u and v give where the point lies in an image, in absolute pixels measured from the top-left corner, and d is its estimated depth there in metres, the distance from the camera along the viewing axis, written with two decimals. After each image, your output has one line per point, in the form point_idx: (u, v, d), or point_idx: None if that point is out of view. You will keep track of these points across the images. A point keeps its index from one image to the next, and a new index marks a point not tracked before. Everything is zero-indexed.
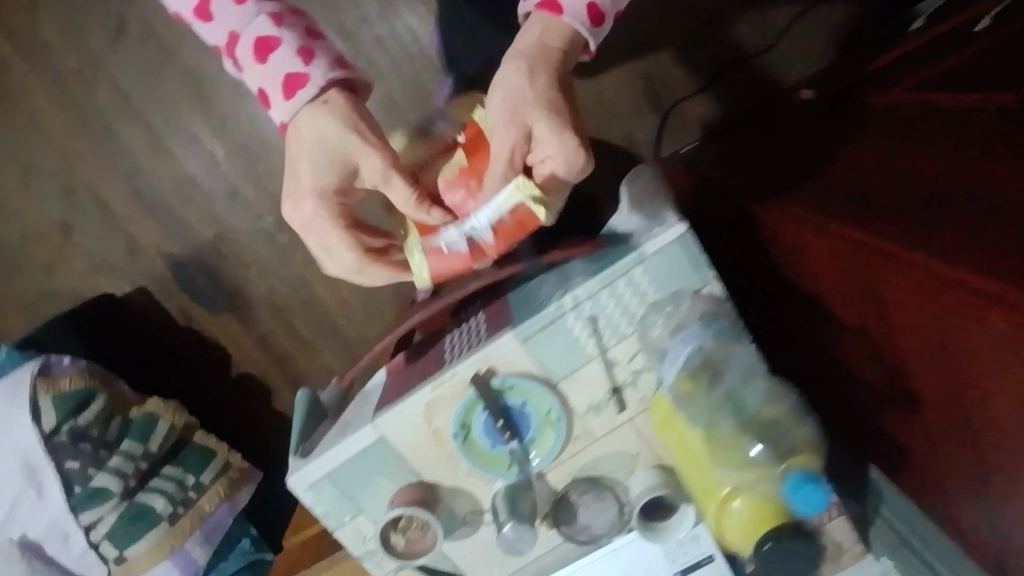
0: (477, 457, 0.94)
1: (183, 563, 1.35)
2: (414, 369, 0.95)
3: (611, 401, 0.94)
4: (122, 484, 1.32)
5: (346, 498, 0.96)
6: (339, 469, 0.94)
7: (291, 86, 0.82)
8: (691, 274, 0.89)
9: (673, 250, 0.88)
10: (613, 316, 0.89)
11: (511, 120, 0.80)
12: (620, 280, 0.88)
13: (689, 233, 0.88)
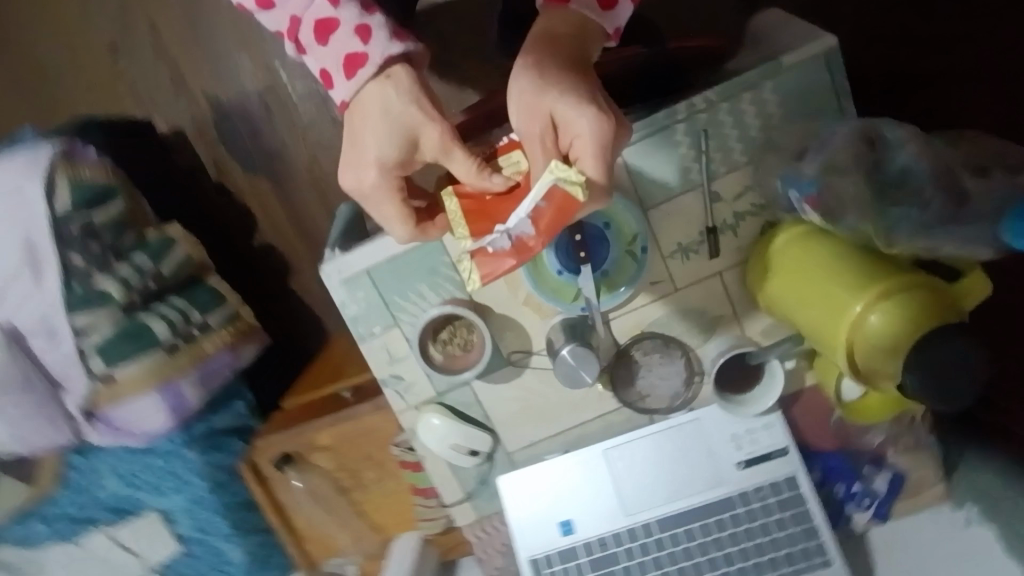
0: (540, 269, 0.80)
1: (170, 399, 1.22)
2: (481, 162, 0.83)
3: (704, 242, 0.81)
4: (126, 297, 1.20)
5: (383, 304, 0.83)
6: (382, 265, 0.81)
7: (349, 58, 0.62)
8: (827, 102, 0.76)
9: (811, 69, 0.75)
10: (728, 137, 0.77)
11: (536, 103, 0.61)
12: (745, 94, 0.76)
13: (835, 53, 0.75)
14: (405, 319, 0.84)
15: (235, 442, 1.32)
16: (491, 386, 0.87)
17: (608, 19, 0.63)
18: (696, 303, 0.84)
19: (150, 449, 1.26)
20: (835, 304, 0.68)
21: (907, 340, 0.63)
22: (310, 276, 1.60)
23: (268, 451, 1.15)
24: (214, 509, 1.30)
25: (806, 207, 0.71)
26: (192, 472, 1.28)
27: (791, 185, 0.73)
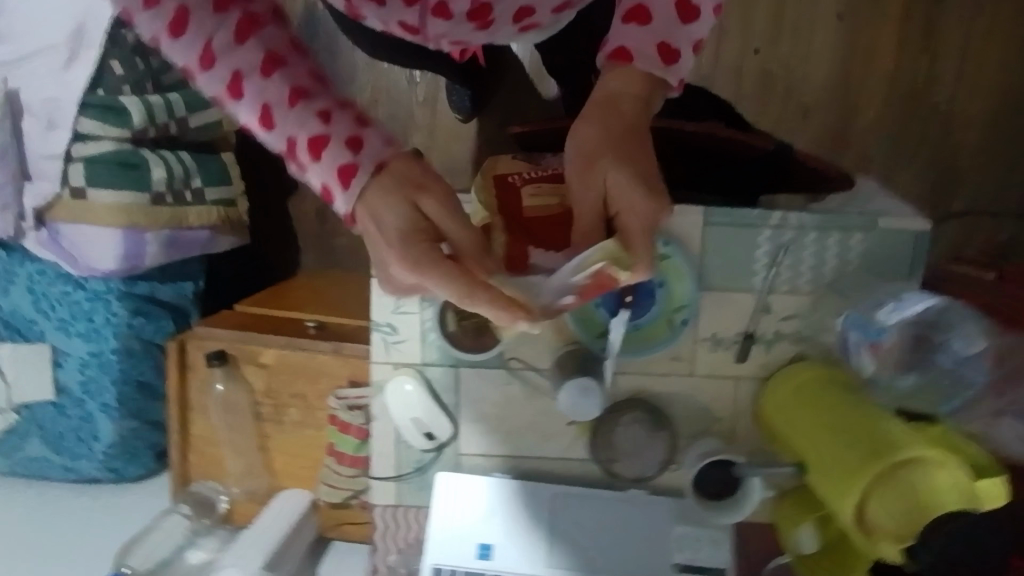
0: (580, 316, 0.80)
1: (128, 245, 1.12)
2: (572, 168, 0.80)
3: (736, 344, 0.81)
4: (142, 126, 1.12)
5: None
6: None
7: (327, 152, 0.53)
8: (902, 276, 0.78)
9: (902, 240, 0.77)
10: (803, 263, 0.79)
11: (588, 176, 0.60)
12: (835, 234, 0.78)
13: (927, 236, 0.78)
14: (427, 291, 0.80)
15: (166, 320, 1.23)
16: (475, 388, 0.84)
17: (670, 76, 0.59)
18: (700, 397, 0.83)
19: (80, 283, 1.15)
20: (871, 455, 0.61)
21: (953, 501, 0.57)
22: (314, 203, 1.53)
23: (207, 343, 1.08)
24: (110, 375, 1.19)
25: (866, 351, 0.68)
26: (109, 328, 1.17)
27: (857, 327, 0.69)
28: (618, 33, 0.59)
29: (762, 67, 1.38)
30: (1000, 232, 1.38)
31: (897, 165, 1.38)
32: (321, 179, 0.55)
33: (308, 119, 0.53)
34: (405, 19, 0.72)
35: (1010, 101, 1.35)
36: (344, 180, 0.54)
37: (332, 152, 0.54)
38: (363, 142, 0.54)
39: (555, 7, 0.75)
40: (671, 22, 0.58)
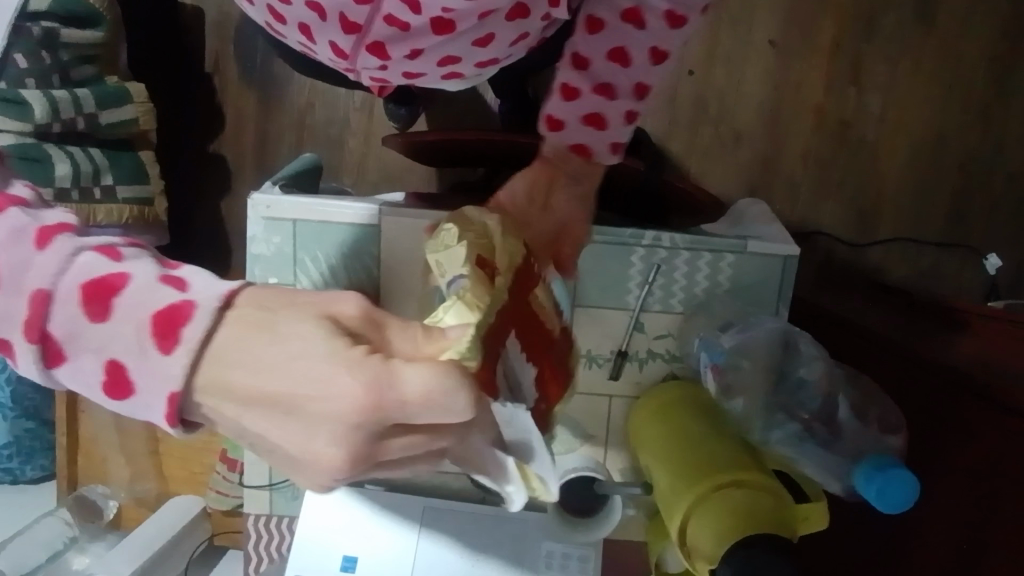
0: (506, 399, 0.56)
1: None
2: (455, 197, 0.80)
3: (609, 361, 0.82)
4: (46, 121, 1.08)
5: (291, 259, 0.79)
6: (312, 222, 0.78)
7: (105, 292, 0.33)
8: (768, 300, 0.79)
9: (771, 265, 0.79)
10: (675, 283, 0.79)
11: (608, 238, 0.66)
12: (706, 256, 0.78)
13: (795, 262, 0.79)
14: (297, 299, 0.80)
15: None
16: None
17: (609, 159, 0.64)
18: (573, 414, 0.83)
19: None
20: (690, 481, 0.65)
21: (745, 526, 0.58)
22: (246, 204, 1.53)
23: None
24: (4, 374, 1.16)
25: (709, 373, 0.73)
26: None
27: (705, 348, 0.74)
28: (572, 131, 0.61)
29: (697, 89, 1.39)
30: (916, 262, 1.43)
31: (816, 194, 1.41)
32: (108, 358, 0.33)
33: (46, 252, 0.33)
34: (336, 40, 0.71)
35: (932, 136, 1.39)
36: (160, 338, 0.33)
37: (121, 295, 0.33)
38: (191, 280, 0.34)
39: (479, 62, 0.77)
40: (618, 127, 0.62)
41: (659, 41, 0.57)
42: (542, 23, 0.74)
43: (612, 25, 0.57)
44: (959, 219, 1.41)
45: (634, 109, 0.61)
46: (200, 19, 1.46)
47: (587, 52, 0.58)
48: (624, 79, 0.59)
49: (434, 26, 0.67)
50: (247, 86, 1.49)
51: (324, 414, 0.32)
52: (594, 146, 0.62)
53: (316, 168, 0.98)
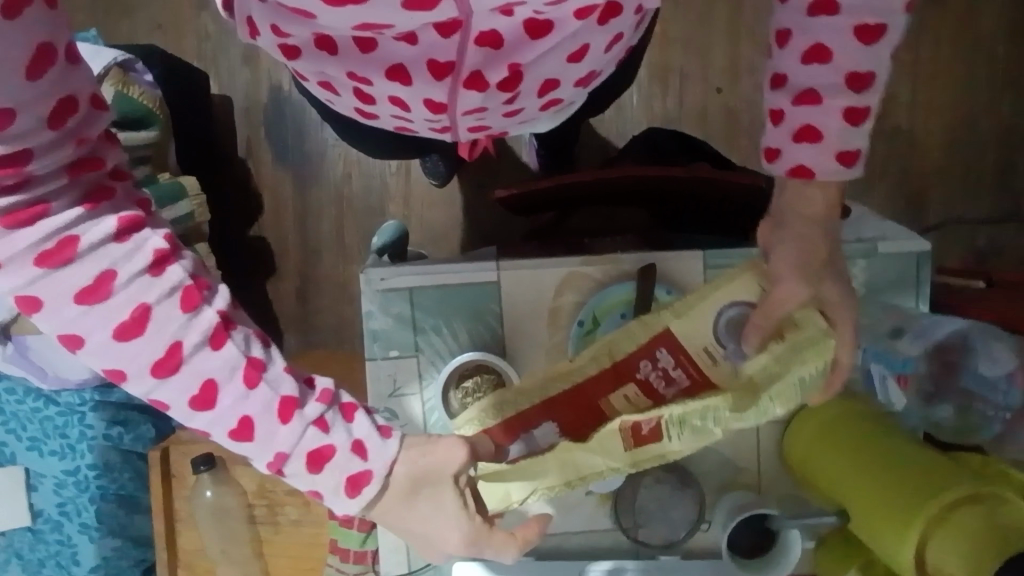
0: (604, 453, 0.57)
1: None
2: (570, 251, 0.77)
3: None
4: None
5: (411, 329, 0.76)
6: (428, 289, 0.76)
7: (319, 458, 0.48)
8: (911, 299, 0.76)
9: (904, 263, 0.76)
10: None
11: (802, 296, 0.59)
12: None
13: (929, 256, 0.76)
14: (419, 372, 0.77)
15: (146, 427, 1.16)
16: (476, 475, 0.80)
17: (856, 171, 0.55)
18: (721, 447, 0.79)
19: (52, 397, 1.10)
20: (917, 498, 0.58)
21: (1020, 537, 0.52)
22: (293, 285, 1.51)
23: (191, 449, 1.02)
24: (88, 493, 1.12)
25: (894, 383, 0.67)
26: (85, 442, 1.11)
27: (879, 359, 0.68)
28: (790, 153, 0.54)
29: (726, 106, 1.37)
30: (984, 242, 1.39)
31: (875, 190, 1.39)
32: (311, 485, 0.49)
33: (288, 422, 0.47)
34: (432, 95, 0.67)
35: (966, 114, 1.37)
36: (350, 491, 0.49)
37: (331, 459, 0.48)
38: (371, 450, 0.49)
39: (578, 80, 0.73)
40: (840, 131, 0.53)
41: (856, 18, 0.50)
42: (635, 17, 0.69)
43: (800, 28, 0.51)
44: (1007, 192, 1.39)
45: (856, 102, 0.53)
46: (226, 109, 1.46)
47: (782, 69, 0.53)
48: (831, 78, 0.52)
49: (527, 31, 0.62)
50: (282, 168, 1.47)
51: (439, 545, 0.53)
52: (815, 163, 0.54)
53: (401, 234, 0.95)
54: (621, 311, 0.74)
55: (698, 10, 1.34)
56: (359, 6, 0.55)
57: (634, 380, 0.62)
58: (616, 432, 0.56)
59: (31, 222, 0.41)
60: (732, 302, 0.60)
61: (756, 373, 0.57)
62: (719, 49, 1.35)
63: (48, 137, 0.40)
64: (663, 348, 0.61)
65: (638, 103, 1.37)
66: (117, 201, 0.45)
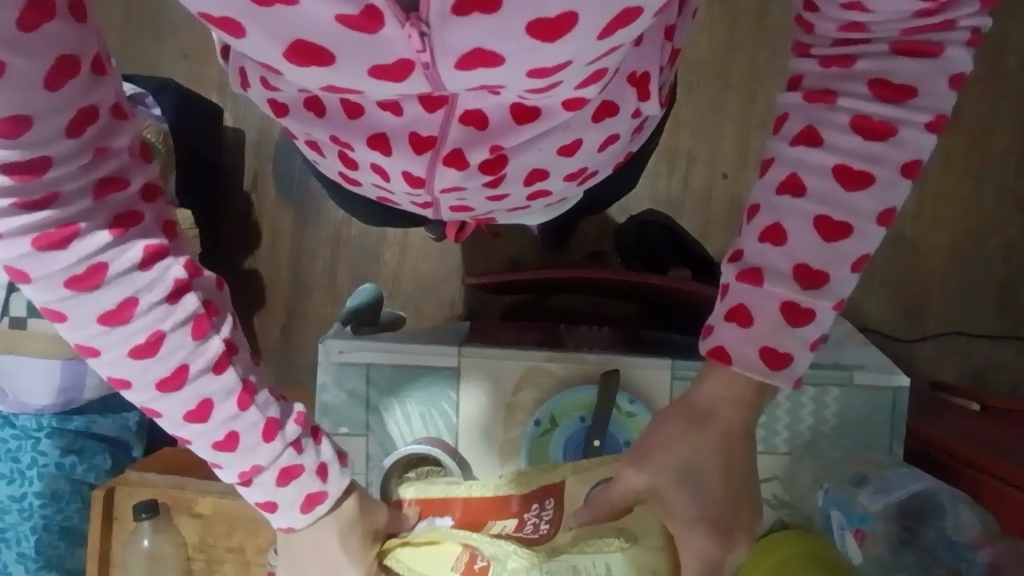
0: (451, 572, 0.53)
1: (69, 378, 1.07)
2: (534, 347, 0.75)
3: None
4: None
5: (363, 406, 0.74)
6: (386, 366, 0.74)
7: (290, 474, 0.50)
8: (882, 436, 0.73)
9: (879, 398, 0.73)
10: (777, 421, 0.73)
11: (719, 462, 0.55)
12: (809, 390, 0.72)
13: (906, 394, 0.73)
14: (368, 449, 0.74)
15: (101, 458, 1.13)
16: None
17: (779, 379, 0.49)
18: None
19: (10, 419, 1.10)
20: None
21: None
22: (276, 319, 1.44)
23: (137, 491, 0.99)
24: (30, 522, 1.08)
25: (851, 537, 0.63)
26: (36, 468, 1.09)
27: (837, 507, 0.66)
28: (720, 331, 0.50)
29: (731, 193, 1.36)
30: (979, 361, 1.35)
31: (873, 296, 1.36)
32: (266, 496, 0.51)
33: (271, 442, 0.49)
34: (411, 168, 0.59)
35: (973, 229, 1.35)
36: (304, 507, 0.52)
37: (298, 478, 0.51)
38: (330, 474, 0.52)
39: (568, 174, 0.64)
40: (775, 326, 0.48)
41: (822, 208, 0.47)
42: (632, 120, 0.61)
43: (767, 206, 0.49)
44: (1008, 312, 1.35)
45: (798, 297, 0.48)
46: (239, 141, 1.43)
47: (740, 245, 0.50)
48: (781, 264, 0.48)
49: (514, 114, 0.53)
50: (284, 203, 1.43)
51: None
52: (737, 348, 0.49)
53: (378, 301, 0.95)
54: (581, 416, 0.72)
55: (712, 96, 1.35)
56: (325, 68, 0.46)
57: (514, 515, 0.56)
58: (454, 553, 0.54)
59: (63, 244, 0.41)
60: (602, 480, 0.55)
61: (562, 543, 0.53)
62: (730, 137, 1.35)
63: (67, 147, 0.39)
64: (551, 501, 0.56)
65: (643, 180, 1.36)
66: (145, 226, 0.44)
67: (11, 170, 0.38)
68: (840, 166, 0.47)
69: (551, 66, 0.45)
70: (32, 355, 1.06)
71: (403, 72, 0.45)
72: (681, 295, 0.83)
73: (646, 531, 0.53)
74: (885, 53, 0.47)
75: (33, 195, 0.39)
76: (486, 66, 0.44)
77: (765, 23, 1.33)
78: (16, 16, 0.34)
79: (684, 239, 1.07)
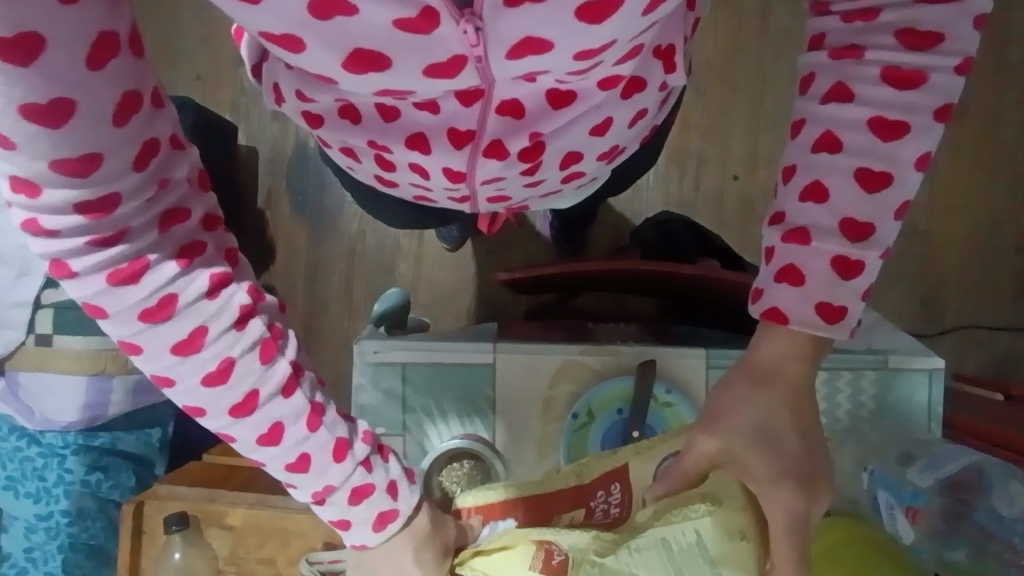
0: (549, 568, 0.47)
1: (94, 395, 1.07)
2: (565, 345, 0.75)
3: None
4: None
5: (399, 406, 0.74)
6: (422, 366, 0.74)
7: (361, 493, 0.50)
8: (920, 420, 0.72)
9: (915, 381, 0.72)
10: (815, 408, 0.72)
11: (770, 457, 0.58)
12: (846, 374, 0.72)
13: (942, 374, 0.72)
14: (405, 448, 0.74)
15: (126, 475, 1.12)
16: None
17: (837, 332, 0.50)
18: None
19: (35, 437, 1.09)
20: None
21: None
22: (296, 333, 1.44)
23: (167, 505, 0.99)
24: (57, 541, 1.07)
25: (902, 516, 0.65)
26: (62, 487, 1.08)
27: (886, 487, 0.67)
28: (770, 292, 0.50)
29: (743, 194, 1.37)
30: (1001, 350, 1.35)
31: (892, 288, 1.36)
32: (340, 514, 0.51)
33: (341, 463, 0.49)
34: (451, 164, 0.59)
35: (986, 220, 1.36)
36: (376, 525, 0.52)
37: (370, 497, 0.51)
38: (399, 489, 0.52)
39: (601, 154, 0.65)
40: (829, 281, 0.49)
41: (862, 161, 0.48)
42: (659, 94, 0.62)
43: (804, 165, 0.49)
44: None
45: (848, 251, 0.48)
46: (253, 159, 1.44)
47: (781, 208, 0.50)
48: (826, 220, 0.49)
49: (550, 101, 0.53)
50: (299, 219, 1.44)
51: None
52: (793, 308, 0.49)
53: (407, 304, 0.96)
54: (618, 408, 0.72)
55: (718, 100, 1.36)
56: (381, 73, 0.46)
57: (585, 505, 0.54)
58: (528, 552, 0.49)
59: (135, 278, 0.40)
60: (672, 455, 0.55)
61: (642, 521, 0.49)
62: (739, 138, 1.36)
63: (133, 181, 0.38)
64: (617, 484, 0.54)
65: (654, 183, 1.37)
66: (207, 255, 0.43)
67: (83, 209, 0.37)
68: (875, 118, 0.47)
69: (596, 47, 0.46)
70: (58, 373, 1.07)
71: (455, 68, 0.46)
72: (711, 285, 0.83)
73: (727, 490, 0.50)
74: (909, 2, 0.48)
75: (105, 231, 0.39)
76: (535, 53, 0.45)
77: (768, 25, 1.35)
78: (84, 54, 0.33)
79: (706, 240, 1.08)
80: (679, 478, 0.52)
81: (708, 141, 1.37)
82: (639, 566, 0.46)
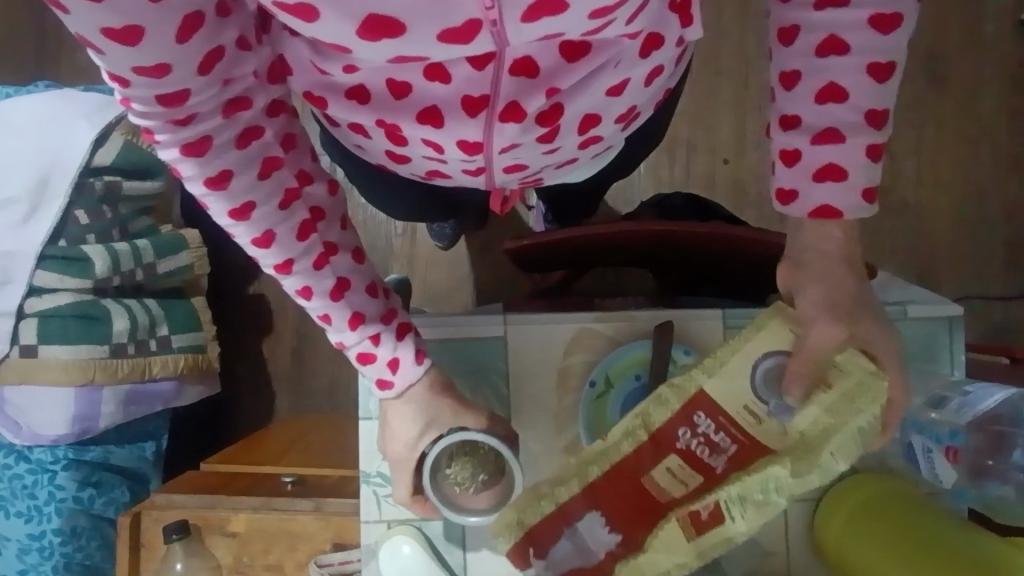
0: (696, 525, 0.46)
1: (83, 405, 1.02)
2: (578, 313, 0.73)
3: None
4: (106, 275, 1.05)
5: None
6: (430, 343, 0.71)
7: None
8: (944, 366, 0.71)
9: (936, 329, 0.71)
10: None
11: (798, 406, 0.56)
12: None
13: (962, 321, 0.71)
14: None
15: (120, 490, 1.08)
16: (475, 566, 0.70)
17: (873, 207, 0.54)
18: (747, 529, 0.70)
19: (24, 453, 1.05)
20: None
21: None
22: None
23: (166, 514, 0.94)
24: (51, 561, 1.03)
25: (942, 457, 0.62)
26: (53, 504, 1.04)
27: (920, 431, 0.64)
28: (811, 194, 0.53)
29: (734, 175, 1.36)
30: (1000, 317, 1.35)
31: (888, 261, 1.36)
32: None
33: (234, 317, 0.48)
34: (466, 134, 0.57)
35: (975, 191, 1.36)
36: None
37: None
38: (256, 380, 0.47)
39: (618, 116, 0.62)
40: (863, 167, 0.52)
41: (869, 56, 0.49)
42: (676, 49, 0.59)
43: (809, 69, 0.50)
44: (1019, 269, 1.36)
45: (877, 139, 0.52)
46: None
47: (794, 111, 0.52)
48: (851, 116, 0.51)
49: (564, 54, 0.51)
50: None
51: None
52: (841, 202, 0.53)
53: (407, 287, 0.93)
54: (636, 374, 0.70)
55: (704, 83, 1.36)
56: (396, 40, 0.45)
57: (675, 450, 0.52)
58: (677, 524, 0.47)
59: (183, 123, 0.41)
60: (767, 357, 0.54)
61: (807, 428, 0.48)
62: (727, 121, 1.36)
63: (202, 82, 0.39)
64: (701, 412, 0.52)
65: (645, 169, 1.36)
66: (263, 138, 0.45)
67: (143, 72, 0.37)
68: (875, 15, 0.48)
69: (612, 3, 0.44)
70: (43, 385, 1.00)
71: (472, 33, 0.45)
72: (719, 248, 0.81)
73: (854, 370, 0.52)
74: None
75: (166, 90, 0.39)
76: (552, 14, 0.44)
77: (748, 9, 1.36)
78: None
79: (706, 211, 1.07)
80: (799, 372, 0.52)
81: (696, 125, 1.36)
82: (844, 459, 0.46)
